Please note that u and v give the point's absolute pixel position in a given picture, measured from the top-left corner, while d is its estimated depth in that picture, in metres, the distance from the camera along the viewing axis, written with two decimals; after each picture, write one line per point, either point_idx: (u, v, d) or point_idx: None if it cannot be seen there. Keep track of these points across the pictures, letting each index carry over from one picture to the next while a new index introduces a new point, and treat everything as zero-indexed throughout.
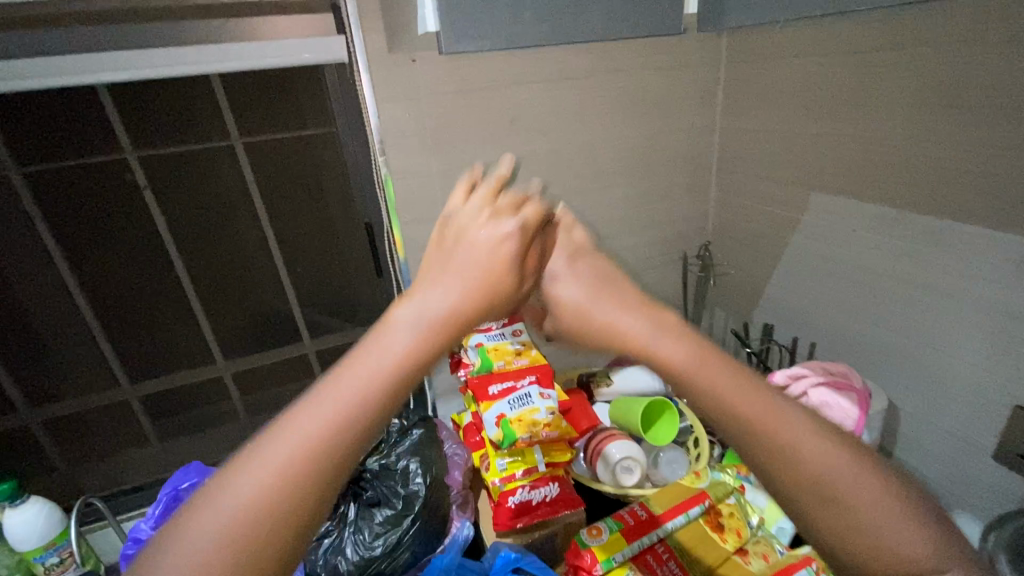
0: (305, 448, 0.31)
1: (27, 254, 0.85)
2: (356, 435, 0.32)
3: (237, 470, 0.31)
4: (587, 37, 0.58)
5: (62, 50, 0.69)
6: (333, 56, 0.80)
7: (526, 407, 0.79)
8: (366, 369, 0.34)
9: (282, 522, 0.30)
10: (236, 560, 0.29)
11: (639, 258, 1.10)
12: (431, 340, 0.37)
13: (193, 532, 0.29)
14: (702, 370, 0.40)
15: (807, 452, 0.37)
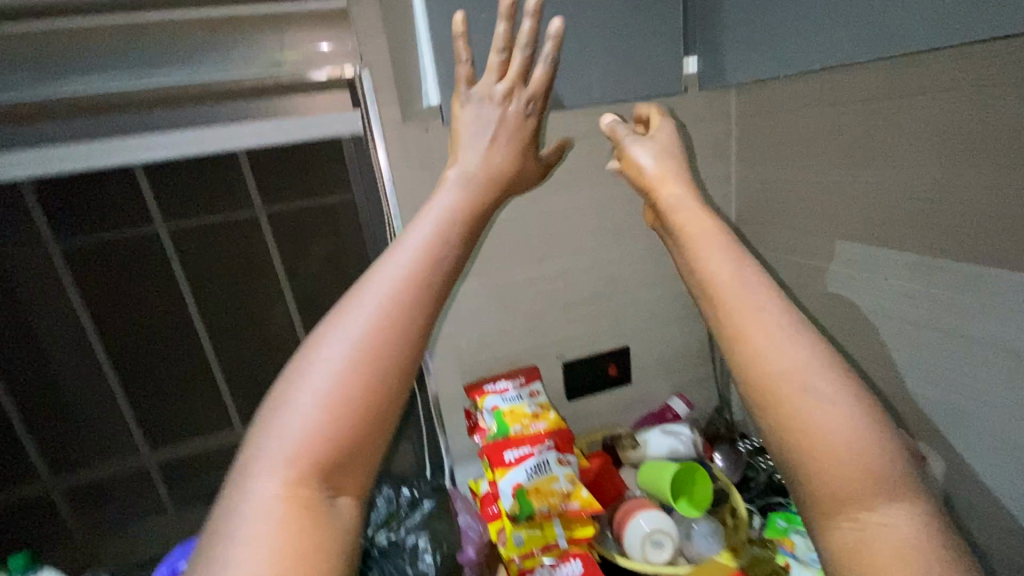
0: (387, 304, 0.36)
1: (58, 323, 0.88)
2: (420, 297, 0.37)
3: (338, 325, 0.35)
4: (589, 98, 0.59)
5: (97, 134, 0.74)
6: (349, 127, 0.83)
7: (544, 476, 0.75)
8: (423, 239, 0.39)
9: (379, 367, 0.35)
10: (343, 381, 0.34)
11: (661, 312, 1.07)
12: (467, 218, 0.41)
13: (307, 379, 0.34)
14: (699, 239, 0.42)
15: (793, 342, 0.36)
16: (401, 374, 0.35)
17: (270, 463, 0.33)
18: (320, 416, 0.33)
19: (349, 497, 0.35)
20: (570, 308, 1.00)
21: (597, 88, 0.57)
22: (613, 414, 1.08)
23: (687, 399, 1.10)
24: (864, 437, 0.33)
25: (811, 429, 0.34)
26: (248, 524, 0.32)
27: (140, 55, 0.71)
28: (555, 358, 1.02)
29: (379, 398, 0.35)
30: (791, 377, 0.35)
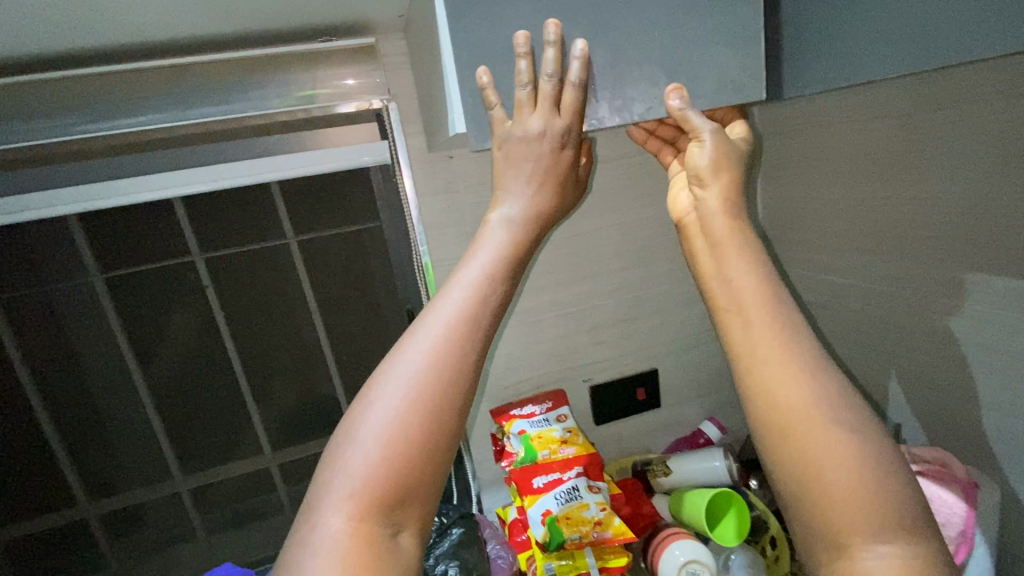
0: (439, 345, 0.40)
1: (105, 352, 0.93)
2: (469, 338, 0.41)
3: (396, 366, 0.39)
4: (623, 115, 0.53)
5: (145, 171, 0.78)
6: (376, 157, 0.85)
7: (575, 502, 0.73)
8: (471, 281, 0.43)
9: (436, 404, 0.38)
10: (402, 442, 0.37)
11: (689, 334, 1.05)
12: (508, 259, 0.45)
13: (371, 418, 0.38)
14: (749, 252, 0.45)
15: (812, 357, 0.40)
16: (455, 409, 0.39)
17: (341, 495, 0.36)
18: (381, 461, 0.37)
19: (410, 531, 0.38)
20: (596, 331, 0.99)
21: (639, 103, 0.53)
22: (643, 439, 1.06)
23: (720, 423, 1.07)
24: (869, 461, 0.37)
25: (819, 463, 0.37)
26: (324, 550, 0.35)
27: (175, 93, 0.73)
28: (581, 381, 1.00)
29: (435, 435, 0.38)
30: (812, 397, 0.39)
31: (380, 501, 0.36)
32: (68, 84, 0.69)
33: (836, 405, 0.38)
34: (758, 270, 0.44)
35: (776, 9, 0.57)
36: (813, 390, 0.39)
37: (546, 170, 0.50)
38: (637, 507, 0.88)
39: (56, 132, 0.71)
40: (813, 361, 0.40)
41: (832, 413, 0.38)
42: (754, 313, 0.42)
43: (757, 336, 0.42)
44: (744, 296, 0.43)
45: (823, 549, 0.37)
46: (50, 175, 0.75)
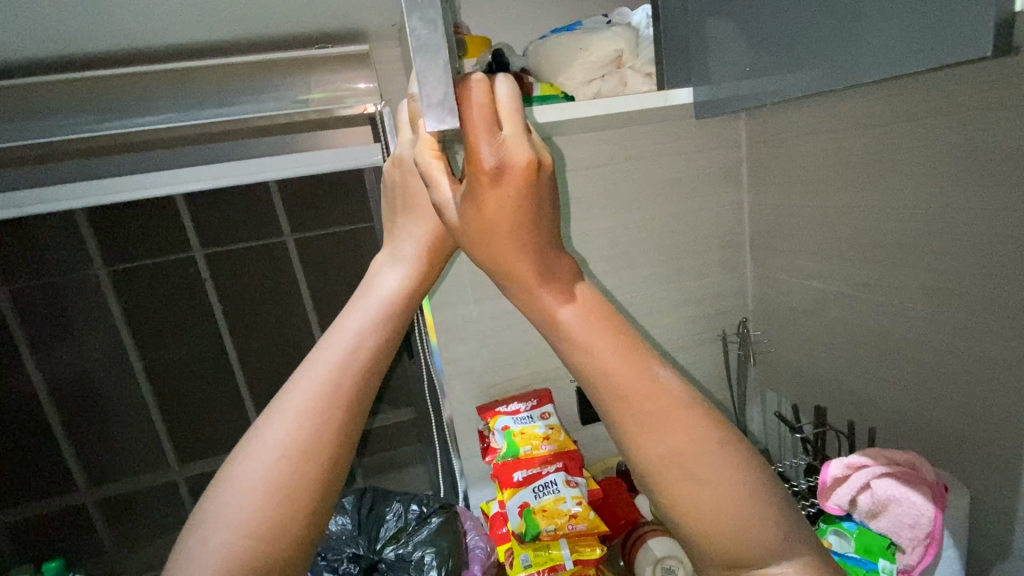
0: (294, 424, 0.39)
1: (104, 343, 0.95)
2: (328, 414, 0.39)
3: (246, 454, 0.38)
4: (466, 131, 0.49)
5: (154, 168, 0.82)
6: (370, 158, 0.89)
7: (551, 496, 0.76)
8: (338, 351, 0.42)
9: (287, 485, 0.37)
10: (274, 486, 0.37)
11: (675, 337, 1.07)
12: (383, 321, 0.44)
13: (223, 503, 0.37)
14: (582, 336, 0.34)
15: (673, 434, 0.32)
16: (308, 492, 0.38)
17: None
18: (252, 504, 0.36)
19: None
20: None
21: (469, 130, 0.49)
22: None
23: None
24: (758, 519, 0.31)
25: (691, 504, 0.31)
26: None
27: (180, 94, 0.77)
28: (569, 382, 1.02)
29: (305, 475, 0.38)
30: (670, 485, 0.31)
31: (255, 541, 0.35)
32: (83, 85, 0.73)
33: (716, 461, 0.31)
34: (589, 349, 0.34)
35: (772, 30, 0.61)
36: (679, 456, 0.31)
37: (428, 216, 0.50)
38: (617, 506, 0.90)
39: (70, 130, 0.75)
40: (675, 418, 0.32)
41: (698, 488, 0.31)
42: (596, 389, 0.34)
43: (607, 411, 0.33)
44: (584, 374, 0.34)
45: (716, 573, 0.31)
46: (65, 171, 0.80)
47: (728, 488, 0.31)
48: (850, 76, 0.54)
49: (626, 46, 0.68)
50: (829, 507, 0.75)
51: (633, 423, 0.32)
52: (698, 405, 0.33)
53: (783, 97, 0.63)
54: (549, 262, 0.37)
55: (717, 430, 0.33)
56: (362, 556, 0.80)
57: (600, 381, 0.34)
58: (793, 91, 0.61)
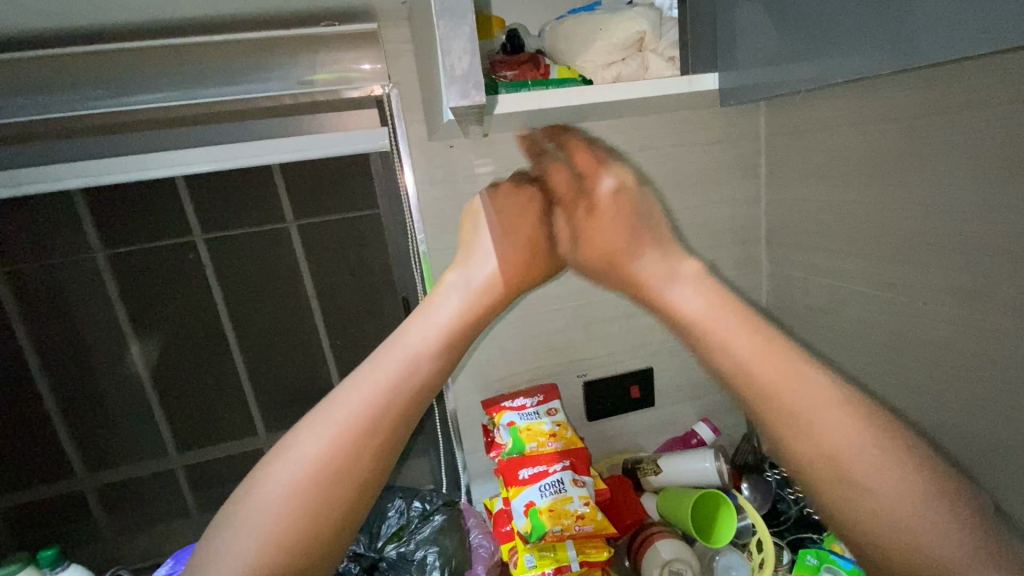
0: (343, 440, 0.38)
1: (104, 327, 0.93)
2: (384, 413, 0.39)
3: (298, 441, 0.38)
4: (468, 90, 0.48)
5: (157, 149, 0.80)
6: (377, 142, 0.86)
7: (558, 495, 0.74)
8: (400, 352, 0.42)
9: (337, 501, 0.37)
10: (320, 482, 0.37)
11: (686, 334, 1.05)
12: (448, 334, 0.44)
13: (255, 518, 0.36)
14: (709, 326, 0.42)
15: (818, 435, 0.38)
16: (347, 494, 0.37)
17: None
18: (294, 496, 0.36)
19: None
20: (591, 327, 0.99)
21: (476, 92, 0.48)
22: (635, 437, 1.06)
23: (715, 426, 1.07)
24: (924, 517, 0.36)
25: (855, 486, 0.37)
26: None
27: (180, 72, 0.73)
28: (576, 377, 1.00)
29: (347, 476, 0.37)
30: (826, 481, 0.38)
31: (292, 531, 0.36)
32: (73, 60, 0.69)
33: (868, 452, 0.37)
34: (733, 354, 0.40)
35: (809, 11, 0.58)
36: (836, 447, 0.37)
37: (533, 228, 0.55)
38: (624, 505, 0.88)
39: (62, 107, 0.72)
40: (825, 408, 0.38)
41: (860, 484, 0.37)
42: (744, 384, 0.40)
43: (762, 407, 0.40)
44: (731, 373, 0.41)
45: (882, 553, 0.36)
46: (62, 149, 0.78)
47: (886, 474, 0.36)
48: (896, 62, 0.49)
49: (649, 27, 0.65)
50: None
51: (782, 424, 0.39)
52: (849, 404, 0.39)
53: (822, 83, 0.58)
54: (670, 268, 0.46)
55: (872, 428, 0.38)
56: (362, 556, 0.77)
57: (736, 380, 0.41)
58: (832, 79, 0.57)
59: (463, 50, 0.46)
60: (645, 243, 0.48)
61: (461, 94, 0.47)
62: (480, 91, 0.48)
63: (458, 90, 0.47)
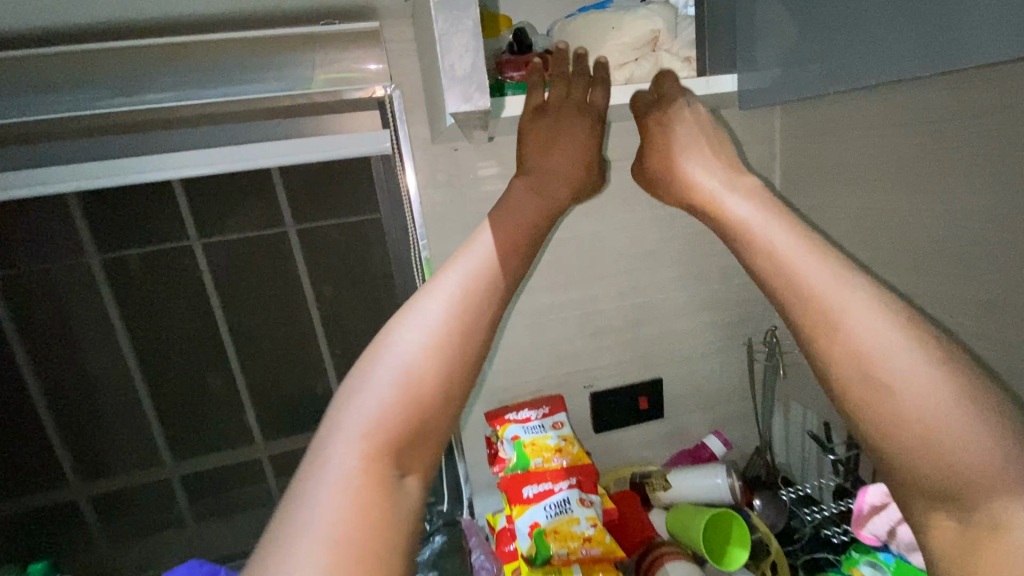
0: (426, 347, 0.44)
1: (99, 334, 0.91)
2: (461, 336, 0.46)
3: (386, 358, 0.44)
4: (467, 93, 0.44)
5: (154, 151, 0.78)
6: (379, 145, 0.82)
7: (564, 516, 0.71)
8: (460, 284, 0.48)
9: (424, 399, 0.43)
10: (413, 393, 0.42)
11: (696, 344, 1.01)
12: (498, 267, 0.51)
13: (356, 412, 0.41)
14: (759, 235, 0.49)
15: (855, 347, 0.42)
16: (434, 404, 0.43)
17: (343, 486, 0.37)
18: (390, 404, 0.41)
19: (418, 473, 0.42)
20: (599, 337, 0.95)
21: (479, 96, 0.45)
22: (642, 450, 1.03)
23: (726, 439, 1.04)
24: (970, 439, 0.38)
25: (895, 396, 0.40)
26: (332, 478, 0.38)
27: (164, 72, 0.69)
28: (582, 388, 0.97)
29: (434, 386, 0.43)
30: (863, 396, 0.42)
31: (392, 432, 0.41)
32: (63, 61, 0.66)
33: (905, 370, 0.41)
34: (787, 270, 0.46)
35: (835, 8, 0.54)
36: (871, 357, 0.42)
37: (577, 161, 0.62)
38: (632, 523, 0.85)
39: (51, 109, 0.69)
40: (870, 316, 0.43)
41: (893, 399, 0.40)
42: (787, 286, 0.46)
43: (801, 312, 0.45)
44: (775, 279, 0.47)
45: (908, 470, 0.40)
46: (56, 151, 0.75)
47: (926, 392, 0.40)
48: (934, 61, 0.45)
49: (665, 26, 0.61)
50: (863, 535, 0.71)
51: (818, 338, 0.44)
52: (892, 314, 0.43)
53: (849, 85, 0.54)
54: (738, 199, 0.53)
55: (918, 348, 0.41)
56: None
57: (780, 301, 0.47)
58: (855, 81, 0.53)
59: (465, 48, 0.43)
60: (728, 183, 0.55)
61: (462, 99, 0.44)
62: (483, 93, 0.45)
63: (460, 95, 0.44)
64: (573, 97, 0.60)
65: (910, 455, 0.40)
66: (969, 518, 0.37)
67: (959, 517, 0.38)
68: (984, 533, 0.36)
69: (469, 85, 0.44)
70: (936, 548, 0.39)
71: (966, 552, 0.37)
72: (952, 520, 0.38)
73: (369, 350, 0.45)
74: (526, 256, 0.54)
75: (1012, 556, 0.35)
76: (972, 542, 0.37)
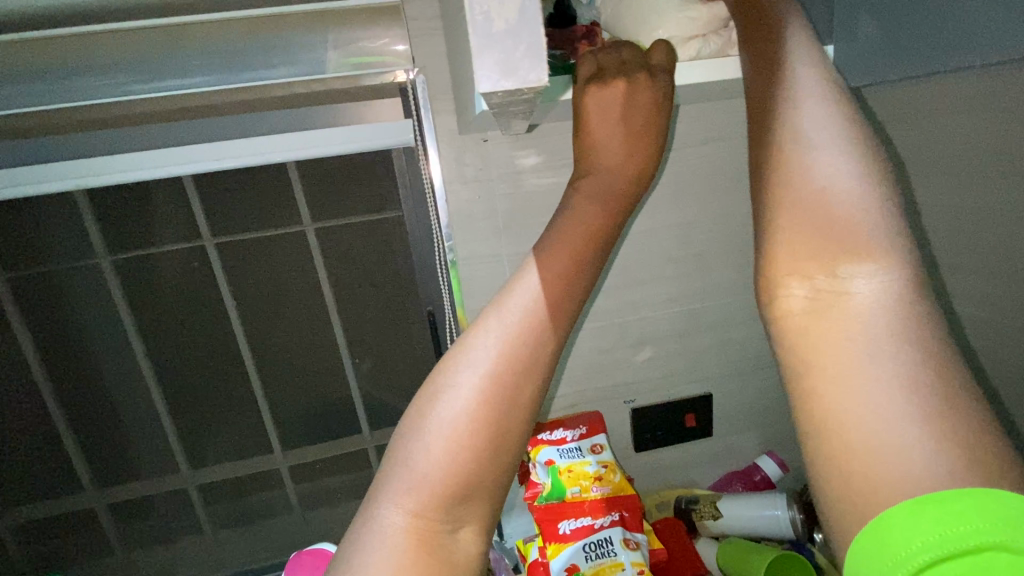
0: (487, 381, 0.35)
1: (110, 337, 0.92)
2: (537, 362, 0.36)
3: (443, 395, 0.35)
4: (507, 58, 0.30)
5: (148, 146, 0.70)
6: (400, 137, 0.74)
7: (607, 560, 0.63)
8: (532, 292, 0.38)
9: (480, 451, 0.34)
10: (478, 439, 0.34)
11: (751, 355, 0.90)
12: (581, 276, 0.41)
13: (401, 464, 0.34)
14: (764, 34, 0.40)
15: (789, 114, 0.36)
16: (503, 451, 0.35)
17: (381, 564, 0.31)
18: (451, 455, 0.34)
19: (470, 534, 0.34)
20: (642, 346, 0.86)
21: (529, 66, 0.31)
22: (687, 470, 0.93)
23: (780, 459, 0.94)
24: (859, 246, 0.31)
25: (804, 186, 0.33)
26: (378, 549, 0.32)
27: (165, 57, 0.58)
28: (622, 403, 0.88)
29: (503, 427, 0.35)
30: (787, 156, 0.35)
31: (452, 491, 0.33)
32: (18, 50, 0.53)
33: (837, 175, 0.33)
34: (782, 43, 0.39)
35: None
36: (802, 153, 0.34)
37: (639, 138, 0.50)
38: (678, 557, 0.77)
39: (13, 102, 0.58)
40: (833, 119, 0.35)
41: (803, 172, 0.34)
42: (756, 85, 0.39)
43: (756, 104, 0.39)
44: (751, 78, 0.40)
45: (781, 266, 0.33)
46: (49, 148, 0.69)
47: (842, 199, 0.32)
48: None
49: None
50: None
51: (761, 109, 0.38)
52: (858, 130, 0.35)
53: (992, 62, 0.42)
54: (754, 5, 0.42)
55: (870, 164, 0.33)
56: None
57: (763, 69, 0.39)
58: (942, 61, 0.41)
59: None
60: None
61: (501, 71, 0.30)
62: (535, 68, 0.31)
63: (497, 67, 0.30)
64: (630, 65, 0.46)
65: (794, 222, 0.33)
66: (823, 284, 0.31)
67: (813, 283, 0.32)
68: (831, 299, 0.31)
69: (510, 43, 0.30)
70: (781, 323, 0.33)
71: (801, 330, 0.31)
72: (805, 286, 0.32)
73: (428, 377, 0.37)
74: (604, 254, 0.44)
75: (848, 322, 0.30)
76: (812, 322, 0.31)
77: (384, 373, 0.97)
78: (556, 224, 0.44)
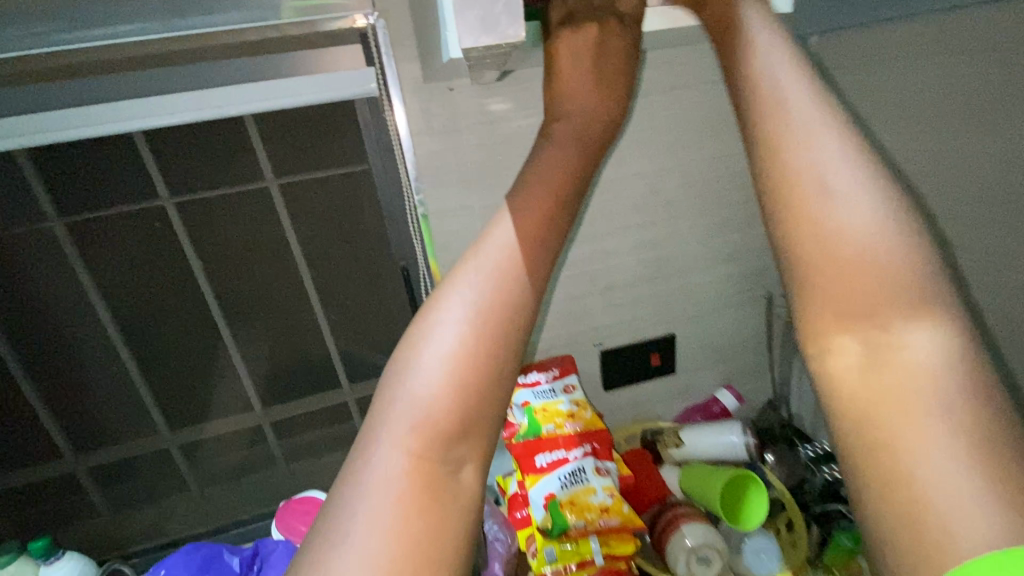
0: (472, 324, 0.37)
1: (71, 302, 0.90)
2: (518, 306, 0.38)
3: (430, 343, 0.37)
4: (485, 14, 0.35)
5: (87, 98, 0.65)
6: (362, 88, 0.71)
7: (580, 487, 0.69)
8: (506, 238, 0.40)
9: (471, 393, 0.36)
10: (468, 380, 0.36)
11: (712, 297, 0.95)
12: (556, 223, 0.42)
13: (397, 409, 0.36)
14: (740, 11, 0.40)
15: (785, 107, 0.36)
16: (492, 392, 0.37)
17: (382, 502, 0.34)
18: (444, 398, 0.36)
19: (471, 472, 0.37)
20: (610, 293, 0.89)
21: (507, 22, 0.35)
22: (654, 406, 1.00)
23: (737, 392, 1.01)
24: None
25: None
26: (380, 494, 0.34)
27: None
28: (592, 346, 0.92)
29: (489, 369, 0.37)
30: None
31: (447, 430, 0.36)
32: None
33: None
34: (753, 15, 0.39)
35: None
36: None
37: (609, 89, 0.51)
38: (646, 483, 0.84)
39: None
40: None
41: None
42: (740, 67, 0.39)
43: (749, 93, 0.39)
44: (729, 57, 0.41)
45: None
46: None
47: None
48: None
49: None
50: None
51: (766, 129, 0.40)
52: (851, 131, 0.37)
53: None
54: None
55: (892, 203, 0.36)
56: None
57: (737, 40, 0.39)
58: None
59: None
60: None
61: (481, 28, 0.35)
62: (513, 23, 0.36)
63: (478, 24, 0.35)
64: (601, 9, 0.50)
65: None
66: None
67: None
68: None
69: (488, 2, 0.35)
70: None
71: None
72: None
73: (412, 327, 0.39)
74: (573, 200, 0.45)
75: None
76: None
77: (359, 329, 0.98)
78: (527, 172, 0.45)
